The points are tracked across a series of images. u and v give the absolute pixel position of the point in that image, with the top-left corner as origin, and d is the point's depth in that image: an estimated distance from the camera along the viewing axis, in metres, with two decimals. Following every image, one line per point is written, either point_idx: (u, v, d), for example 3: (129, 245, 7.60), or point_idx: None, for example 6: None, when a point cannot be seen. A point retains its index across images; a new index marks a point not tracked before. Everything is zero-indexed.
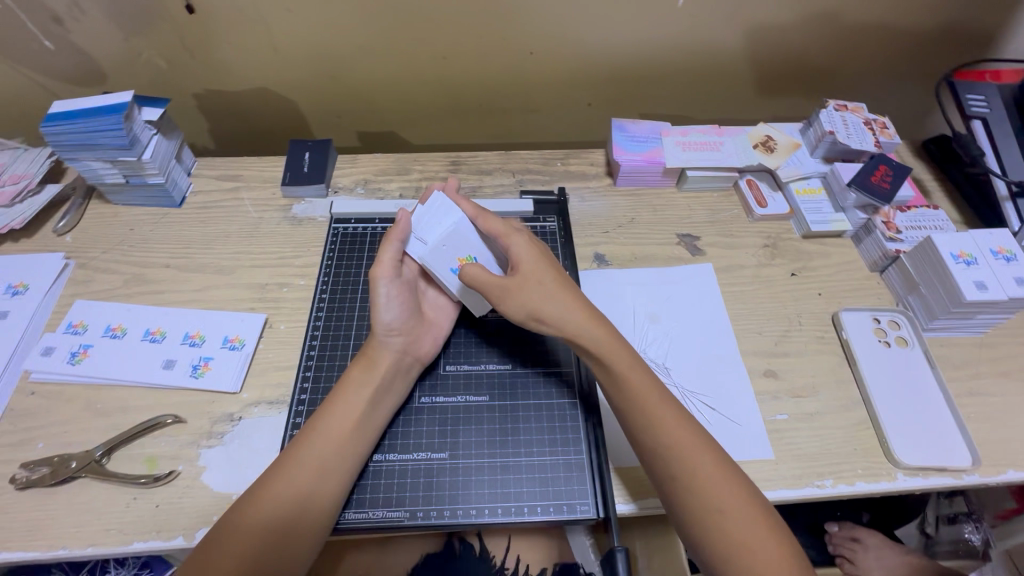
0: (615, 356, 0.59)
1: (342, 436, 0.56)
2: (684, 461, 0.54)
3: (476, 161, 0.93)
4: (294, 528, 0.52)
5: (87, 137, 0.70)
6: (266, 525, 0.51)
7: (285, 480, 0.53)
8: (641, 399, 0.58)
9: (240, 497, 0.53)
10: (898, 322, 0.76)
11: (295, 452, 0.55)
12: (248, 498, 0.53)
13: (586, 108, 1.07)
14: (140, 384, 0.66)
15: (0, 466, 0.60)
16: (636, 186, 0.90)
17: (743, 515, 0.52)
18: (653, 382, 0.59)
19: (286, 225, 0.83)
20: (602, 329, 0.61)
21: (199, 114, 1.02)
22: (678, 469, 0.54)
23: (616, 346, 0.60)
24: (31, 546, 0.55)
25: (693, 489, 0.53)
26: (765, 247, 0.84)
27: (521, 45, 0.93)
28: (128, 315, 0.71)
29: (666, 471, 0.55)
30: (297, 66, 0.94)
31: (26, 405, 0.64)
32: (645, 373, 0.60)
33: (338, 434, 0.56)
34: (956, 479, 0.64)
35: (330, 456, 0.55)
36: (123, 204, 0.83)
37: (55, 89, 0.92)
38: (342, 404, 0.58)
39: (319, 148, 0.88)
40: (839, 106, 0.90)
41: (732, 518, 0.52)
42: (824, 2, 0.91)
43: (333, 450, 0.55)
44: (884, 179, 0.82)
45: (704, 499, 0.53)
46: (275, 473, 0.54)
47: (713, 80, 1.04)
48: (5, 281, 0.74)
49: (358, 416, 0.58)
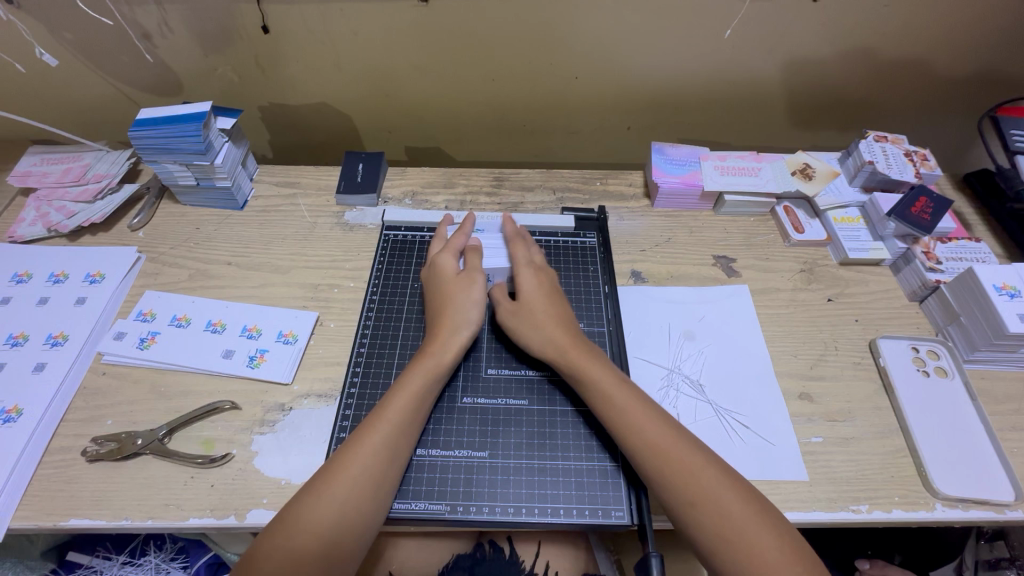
0: (614, 388, 0.62)
1: (394, 435, 0.59)
2: (689, 489, 0.54)
3: (519, 178, 0.97)
4: (350, 528, 0.54)
5: (168, 141, 0.76)
6: (322, 527, 0.53)
7: (342, 479, 0.55)
8: (652, 436, 0.58)
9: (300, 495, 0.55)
10: (938, 352, 0.75)
11: (350, 448, 0.57)
12: (310, 493, 0.55)
13: (626, 131, 1.11)
14: (201, 370, 0.70)
15: (72, 438, 0.65)
16: (673, 207, 0.93)
17: (759, 544, 0.51)
18: (656, 414, 0.60)
19: (339, 231, 0.87)
20: (584, 356, 0.65)
21: (262, 125, 1.09)
22: (685, 497, 0.54)
23: (606, 374, 0.63)
24: (97, 515, 0.59)
25: (697, 519, 0.53)
26: (802, 271, 0.85)
27: (568, 70, 0.98)
28: (192, 306, 0.76)
29: (675, 501, 0.55)
30: (356, 84, 1.00)
31: (98, 384, 0.69)
32: (647, 406, 0.61)
33: (391, 434, 0.58)
34: (996, 512, 0.63)
35: (384, 456, 0.57)
36: (191, 204, 0.90)
37: (136, 98, 1.01)
38: (394, 404, 0.60)
39: (372, 160, 0.93)
40: (879, 137, 0.91)
41: (746, 547, 0.51)
42: (868, 37, 0.93)
43: (392, 443, 0.58)
44: (924, 211, 0.82)
45: (710, 529, 0.53)
46: (332, 467, 0.56)
47: (752, 108, 1.06)
48: (84, 270, 0.80)
49: (410, 417, 0.60)
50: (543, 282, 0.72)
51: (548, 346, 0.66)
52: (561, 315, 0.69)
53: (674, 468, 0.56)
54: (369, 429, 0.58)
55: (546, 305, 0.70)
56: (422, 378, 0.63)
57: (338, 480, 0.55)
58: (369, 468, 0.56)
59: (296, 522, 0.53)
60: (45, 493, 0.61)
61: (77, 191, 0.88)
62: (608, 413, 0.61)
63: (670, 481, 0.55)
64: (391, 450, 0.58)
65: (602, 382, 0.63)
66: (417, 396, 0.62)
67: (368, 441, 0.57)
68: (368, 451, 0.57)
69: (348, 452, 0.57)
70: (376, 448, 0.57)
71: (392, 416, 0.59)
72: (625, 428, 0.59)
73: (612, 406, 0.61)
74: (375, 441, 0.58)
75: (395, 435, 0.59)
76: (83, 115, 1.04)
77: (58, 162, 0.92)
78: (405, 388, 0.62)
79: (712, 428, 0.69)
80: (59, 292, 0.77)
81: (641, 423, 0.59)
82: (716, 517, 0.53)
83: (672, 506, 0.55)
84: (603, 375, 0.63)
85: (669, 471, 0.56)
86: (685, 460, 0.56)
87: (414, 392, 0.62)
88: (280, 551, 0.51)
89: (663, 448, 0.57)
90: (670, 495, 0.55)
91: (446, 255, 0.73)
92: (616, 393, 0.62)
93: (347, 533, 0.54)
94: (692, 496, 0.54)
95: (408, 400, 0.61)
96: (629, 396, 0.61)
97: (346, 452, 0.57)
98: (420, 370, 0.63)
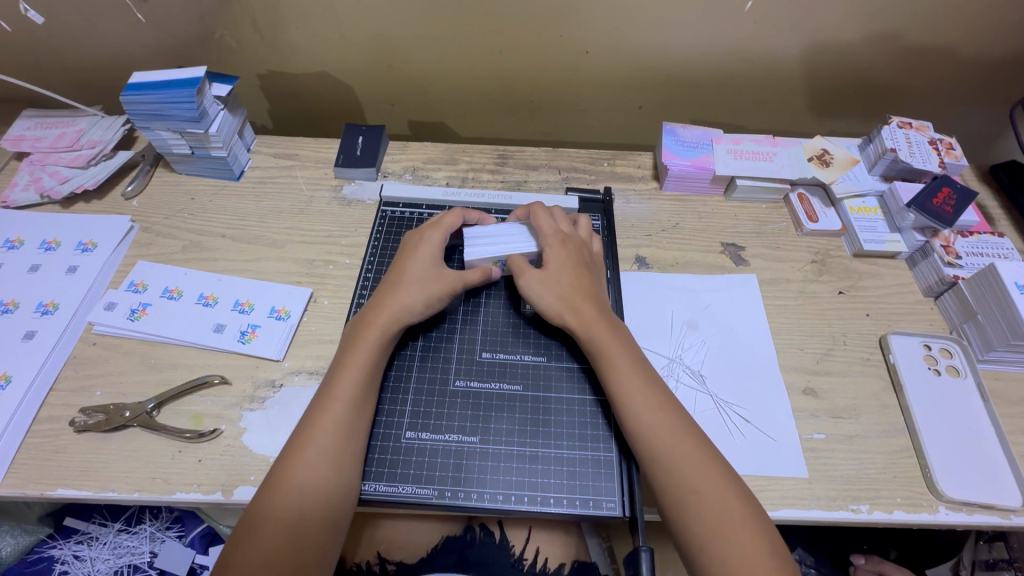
0: (624, 370, 0.60)
1: (348, 418, 0.58)
2: (686, 482, 0.53)
3: (524, 156, 0.93)
4: (317, 516, 0.53)
5: (161, 107, 0.74)
6: (288, 515, 0.53)
7: (298, 464, 0.54)
8: (663, 423, 0.56)
9: (266, 486, 0.54)
10: (951, 350, 0.72)
11: (306, 433, 0.56)
12: (272, 484, 0.54)
13: (637, 111, 1.07)
14: (191, 344, 0.69)
15: (61, 408, 0.64)
16: (683, 191, 0.89)
17: (748, 551, 0.50)
18: (667, 399, 0.58)
19: (336, 206, 0.85)
20: (604, 332, 0.62)
21: (261, 94, 1.06)
22: (678, 488, 0.53)
23: (620, 352, 0.61)
24: (84, 485, 0.59)
25: (696, 510, 0.52)
26: (813, 262, 0.82)
27: (578, 44, 0.93)
28: (184, 279, 0.75)
29: (666, 490, 0.54)
30: (357, 52, 0.96)
31: (88, 354, 0.68)
32: (657, 390, 0.59)
33: (344, 418, 0.57)
34: (1003, 518, 0.61)
35: (341, 440, 0.56)
36: (186, 173, 0.87)
37: (131, 61, 0.98)
38: (344, 384, 0.59)
39: (372, 133, 0.90)
40: (903, 123, 0.87)
41: (739, 547, 0.50)
42: (899, 17, 0.88)
43: (348, 421, 0.58)
44: (946, 203, 0.78)
45: (707, 524, 0.51)
46: (293, 453, 0.55)
47: (770, 90, 1.02)
48: (77, 238, 0.78)
49: (363, 396, 0.59)
50: (573, 254, 0.69)
51: (570, 319, 0.64)
52: (589, 288, 0.67)
53: (682, 456, 0.54)
54: (321, 415, 0.57)
55: (572, 277, 0.67)
56: (366, 354, 0.61)
57: (299, 467, 0.54)
58: (325, 450, 0.55)
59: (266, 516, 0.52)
60: (33, 462, 0.60)
61: (71, 157, 0.86)
62: (619, 395, 0.59)
63: (670, 472, 0.54)
64: (346, 435, 0.57)
65: (620, 361, 0.60)
66: (365, 372, 0.60)
67: (322, 429, 0.56)
68: (323, 435, 0.56)
69: (304, 440, 0.56)
70: (331, 434, 0.56)
71: (344, 398, 0.58)
72: (636, 406, 0.57)
73: (619, 387, 0.59)
74: (331, 424, 0.57)
75: (348, 417, 0.58)
76: (78, 78, 1.01)
77: (52, 127, 0.90)
78: (353, 368, 0.60)
79: (712, 421, 0.67)
80: (50, 260, 0.76)
81: (657, 405, 0.57)
82: (715, 511, 0.51)
83: (670, 495, 0.53)
84: (622, 356, 0.61)
85: (678, 456, 0.54)
86: (693, 451, 0.54)
87: (361, 370, 0.60)
88: (249, 549, 0.51)
89: (667, 433, 0.56)
90: (672, 482, 0.53)
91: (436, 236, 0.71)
92: (634, 371, 0.60)
93: (316, 521, 0.53)
94: (696, 484, 0.53)
95: (357, 380, 0.60)
96: (647, 378, 0.60)
97: (301, 441, 0.56)
98: (364, 348, 0.62)
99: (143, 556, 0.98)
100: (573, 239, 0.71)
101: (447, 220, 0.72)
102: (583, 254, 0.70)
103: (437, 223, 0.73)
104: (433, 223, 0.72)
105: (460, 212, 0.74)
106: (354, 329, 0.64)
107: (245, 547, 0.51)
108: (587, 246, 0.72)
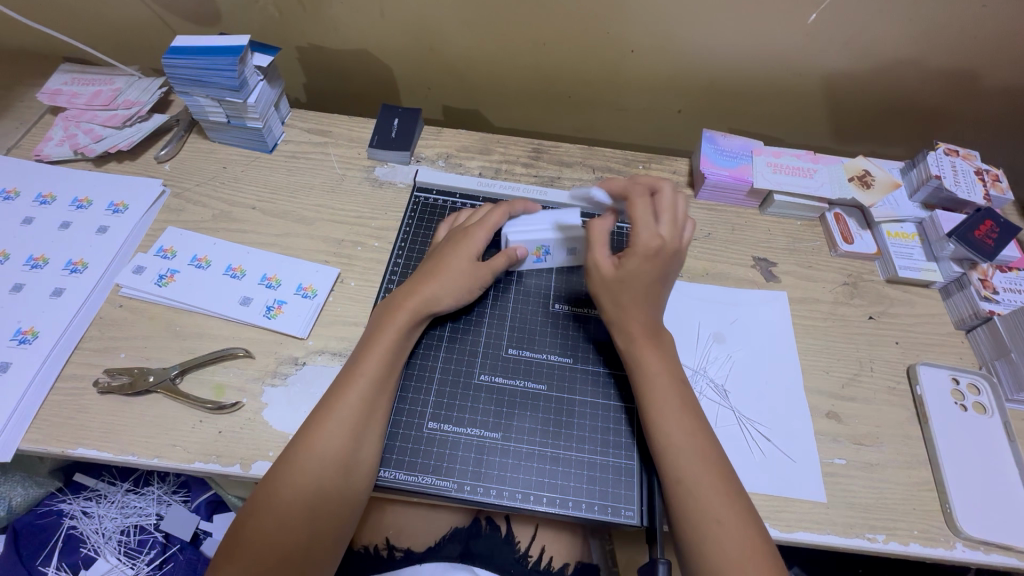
0: (661, 389, 0.59)
1: (371, 393, 0.58)
2: (710, 508, 0.52)
3: (559, 152, 0.92)
4: (334, 489, 0.54)
5: (202, 74, 0.73)
6: (305, 488, 0.53)
7: (319, 438, 0.54)
8: (699, 445, 0.56)
9: (283, 457, 0.55)
10: (980, 387, 0.71)
11: (331, 408, 0.56)
12: (293, 457, 0.54)
13: (676, 114, 1.05)
14: (217, 315, 0.69)
15: (86, 367, 0.64)
16: (718, 201, 0.88)
17: None
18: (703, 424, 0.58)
19: (368, 186, 0.84)
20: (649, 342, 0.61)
21: (299, 67, 1.05)
22: (703, 514, 0.52)
23: (661, 370, 0.60)
24: (106, 447, 0.59)
25: (716, 540, 0.51)
26: (845, 284, 0.81)
27: (625, 41, 0.91)
28: (213, 249, 0.75)
29: (690, 515, 0.53)
30: (400, 31, 0.95)
31: (114, 316, 0.68)
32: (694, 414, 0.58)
33: (367, 395, 0.57)
34: (1019, 560, 0.61)
35: (361, 415, 0.56)
36: (219, 142, 0.87)
37: (171, 23, 0.96)
38: (369, 361, 0.59)
39: (408, 116, 0.89)
40: (950, 151, 0.84)
41: None
42: (958, 41, 0.85)
43: (370, 399, 0.57)
44: (988, 236, 0.77)
45: (728, 554, 0.50)
46: (314, 427, 0.55)
47: (813, 104, 1.00)
48: (109, 199, 0.78)
49: (387, 376, 0.59)
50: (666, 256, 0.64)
51: (622, 324, 0.63)
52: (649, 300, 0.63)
53: (707, 484, 0.54)
54: (342, 391, 0.57)
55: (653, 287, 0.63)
56: (395, 337, 0.61)
57: (319, 442, 0.54)
58: (346, 426, 0.55)
59: (284, 489, 0.53)
60: (55, 419, 0.61)
61: (106, 115, 0.86)
62: (651, 415, 0.58)
63: (698, 499, 0.53)
64: (368, 412, 0.57)
65: (659, 380, 0.59)
66: (389, 355, 0.60)
67: (344, 404, 0.56)
68: (347, 409, 0.56)
69: (327, 414, 0.56)
70: (353, 410, 0.56)
71: (367, 373, 0.58)
72: (671, 429, 0.57)
73: (660, 403, 0.58)
74: (354, 402, 0.57)
75: (370, 394, 0.58)
76: (117, 37, 1.00)
77: (89, 84, 0.89)
78: (377, 350, 0.60)
79: (732, 437, 0.66)
80: (81, 219, 0.76)
81: (691, 429, 0.57)
82: (737, 543, 0.51)
83: (691, 522, 0.53)
84: (661, 374, 0.60)
85: (707, 485, 0.54)
86: (720, 482, 0.54)
87: (386, 353, 0.60)
88: (266, 519, 0.51)
89: (701, 458, 0.55)
90: (696, 509, 0.53)
91: (484, 238, 0.67)
92: (670, 394, 0.59)
93: (333, 495, 0.54)
94: (720, 515, 0.52)
95: (382, 359, 0.60)
96: (684, 401, 0.59)
97: (323, 413, 0.56)
98: (391, 329, 0.61)
99: (150, 518, 1.00)
100: (663, 242, 0.64)
101: (492, 218, 0.69)
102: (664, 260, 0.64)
103: (481, 218, 0.70)
104: (479, 221, 0.69)
105: (503, 211, 0.70)
106: (380, 312, 0.64)
107: (263, 513, 0.52)
108: (678, 248, 0.65)
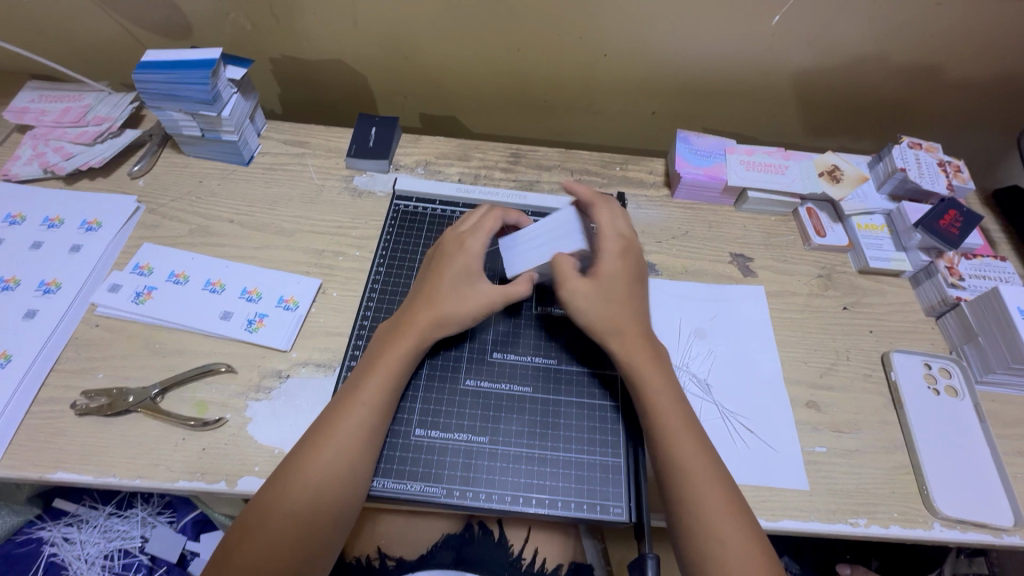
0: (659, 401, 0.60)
1: (372, 416, 0.58)
2: (704, 516, 0.54)
3: (537, 155, 0.93)
4: (328, 510, 0.54)
5: (174, 88, 0.73)
6: (296, 510, 0.53)
7: (313, 460, 0.54)
8: (687, 453, 0.57)
9: (275, 476, 0.54)
10: (951, 370, 0.73)
11: (332, 427, 0.56)
12: (287, 477, 0.54)
13: (650, 116, 1.07)
14: (197, 330, 0.68)
15: (61, 390, 0.63)
16: (694, 200, 0.90)
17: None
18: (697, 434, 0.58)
19: (347, 196, 0.84)
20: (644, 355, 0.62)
21: (274, 79, 1.05)
22: (696, 520, 0.54)
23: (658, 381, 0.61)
24: (86, 470, 0.58)
25: (710, 544, 0.53)
26: (819, 277, 0.83)
27: (597, 46, 0.93)
28: (191, 264, 0.74)
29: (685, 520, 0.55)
30: (375, 42, 0.96)
31: (90, 336, 0.67)
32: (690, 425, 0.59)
33: (368, 418, 0.57)
34: (994, 536, 0.63)
35: (363, 435, 0.56)
36: (194, 156, 0.86)
37: (142, 38, 0.95)
38: (372, 385, 0.59)
39: (385, 125, 0.89)
40: (913, 144, 0.87)
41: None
42: (915, 40, 0.89)
43: (370, 421, 0.57)
44: (952, 225, 0.79)
45: (717, 557, 0.52)
46: (311, 446, 0.55)
47: (783, 103, 1.02)
48: (82, 217, 0.77)
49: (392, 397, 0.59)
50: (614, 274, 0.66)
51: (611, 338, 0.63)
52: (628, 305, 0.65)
53: (704, 492, 0.55)
54: (346, 414, 0.57)
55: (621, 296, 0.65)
56: (403, 357, 0.61)
57: (312, 464, 0.54)
58: (344, 449, 0.55)
59: (274, 512, 0.52)
60: (31, 444, 0.59)
61: (76, 133, 0.84)
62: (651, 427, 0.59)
63: (693, 505, 0.54)
64: (370, 435, 0.57)
65: (652, 393, 0.60)
66: (395, 376, 0.60)
67: (342, 426, 0.56)
68: (346, 431, 0.56)
69: (325, 434, 0.56)
70: (350, 432, 0.56)
71: (372, 399, 0.58)
72: (672, 439, 0.57)
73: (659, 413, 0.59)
74: (354, 424, 0.57)
75: (373, 417, 0.58)
76: (87, 53, 0.99)
77: (58, 101, 0.88)
78: (386, 369, 0.60)
79: (717, 429, 0.68)
80: (54, 238, 0.74)
81: (682, 440, 0.57)
82: (729, 545, 0.52)
83: (689, 527, 0.54)
84: (660, 385, 0.61)
85: (700, 493, 0.55)
86: (713, 490, 0.55)
87: (394, 375, 0.60)
88: (254, 542, 0.51)
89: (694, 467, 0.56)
90: (691, 513, 0.54)
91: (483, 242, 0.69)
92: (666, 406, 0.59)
93: (330, 511, 0.54)
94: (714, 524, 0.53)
95: (389, 382, 0.60)
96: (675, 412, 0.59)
97: (324, 434, 0.56)
98: (396, 350, 0.61)
99: (134, 541, 0.97)
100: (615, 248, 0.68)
101: (486, 222, 0.71)
102: (621, 267, 0.67)
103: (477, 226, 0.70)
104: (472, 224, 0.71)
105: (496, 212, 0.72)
106: (390, 331, 0.64)
107: (251, 536, 0.51)
108: (627, 254, 0.68)
